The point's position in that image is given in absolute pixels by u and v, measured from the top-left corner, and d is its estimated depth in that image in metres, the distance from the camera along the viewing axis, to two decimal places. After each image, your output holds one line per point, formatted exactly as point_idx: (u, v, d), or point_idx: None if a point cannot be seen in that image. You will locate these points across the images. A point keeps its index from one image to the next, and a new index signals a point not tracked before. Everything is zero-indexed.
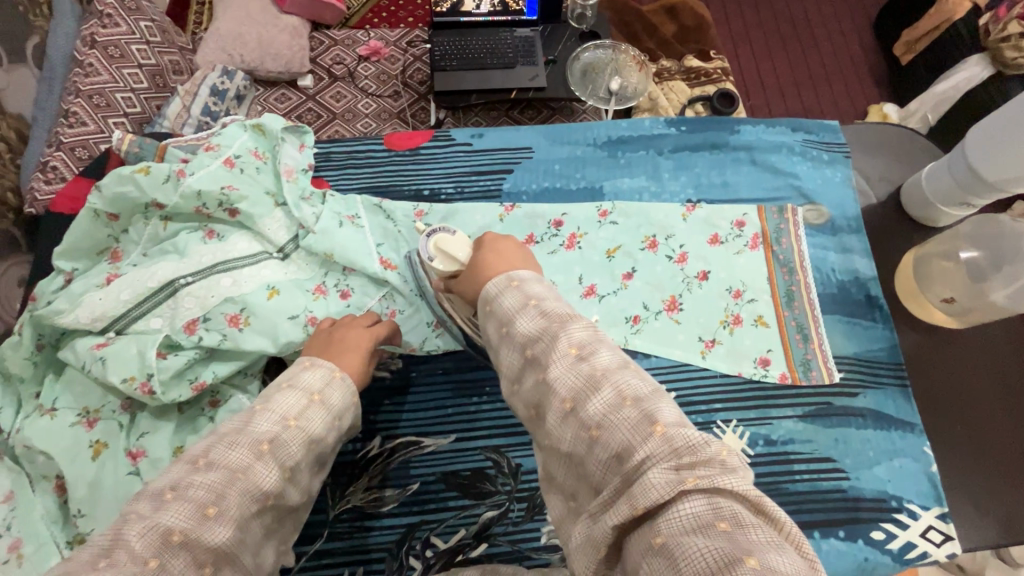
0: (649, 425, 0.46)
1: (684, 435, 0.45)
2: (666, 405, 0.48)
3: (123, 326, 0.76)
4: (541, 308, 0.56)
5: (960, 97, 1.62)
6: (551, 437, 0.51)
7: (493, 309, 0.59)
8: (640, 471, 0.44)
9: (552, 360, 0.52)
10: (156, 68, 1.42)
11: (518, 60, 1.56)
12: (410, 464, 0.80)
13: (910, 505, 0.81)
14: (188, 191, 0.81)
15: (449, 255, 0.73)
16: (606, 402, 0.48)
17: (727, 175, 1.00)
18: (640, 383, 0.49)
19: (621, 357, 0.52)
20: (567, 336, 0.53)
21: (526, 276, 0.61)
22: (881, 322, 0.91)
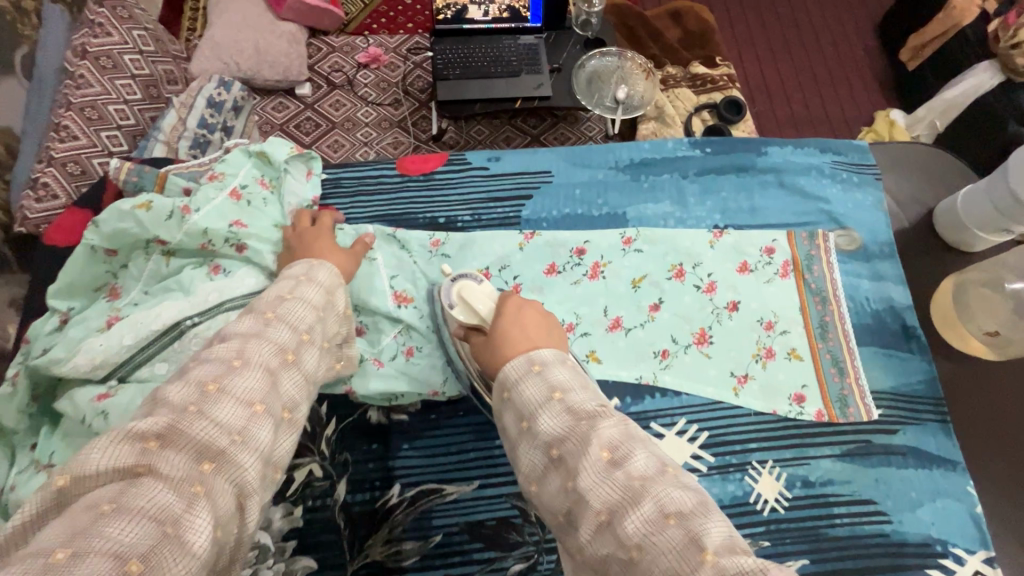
0: (697, 552, 0.41)
1: (736, 562, 0.40)
2: (712, 522, 0.43)
3: (127, 373, 0.70)
4: (567, 406, 0.52)
5: (970, 105, 1.56)
6: (585, 550, 0.47)
7: (512, 397, 0.55)
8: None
9: (583, 466, 0.48)
10: (149, 78, 1.35)
11: (522, 68, 1.50)
12: (432, 513, 0.76)
13: (956, 549, 0.77)
14: (193, 229, 0.77)
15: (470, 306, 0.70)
16: (647, 521, 0.44)
17: (754, 199, 0.96)
18: (683, 496, 0.45)
19: (657, 461, 0.48)
20: (597, 436, 0.49)
21: (549, 358, 0.56)
22: (919, 354, 0.88)
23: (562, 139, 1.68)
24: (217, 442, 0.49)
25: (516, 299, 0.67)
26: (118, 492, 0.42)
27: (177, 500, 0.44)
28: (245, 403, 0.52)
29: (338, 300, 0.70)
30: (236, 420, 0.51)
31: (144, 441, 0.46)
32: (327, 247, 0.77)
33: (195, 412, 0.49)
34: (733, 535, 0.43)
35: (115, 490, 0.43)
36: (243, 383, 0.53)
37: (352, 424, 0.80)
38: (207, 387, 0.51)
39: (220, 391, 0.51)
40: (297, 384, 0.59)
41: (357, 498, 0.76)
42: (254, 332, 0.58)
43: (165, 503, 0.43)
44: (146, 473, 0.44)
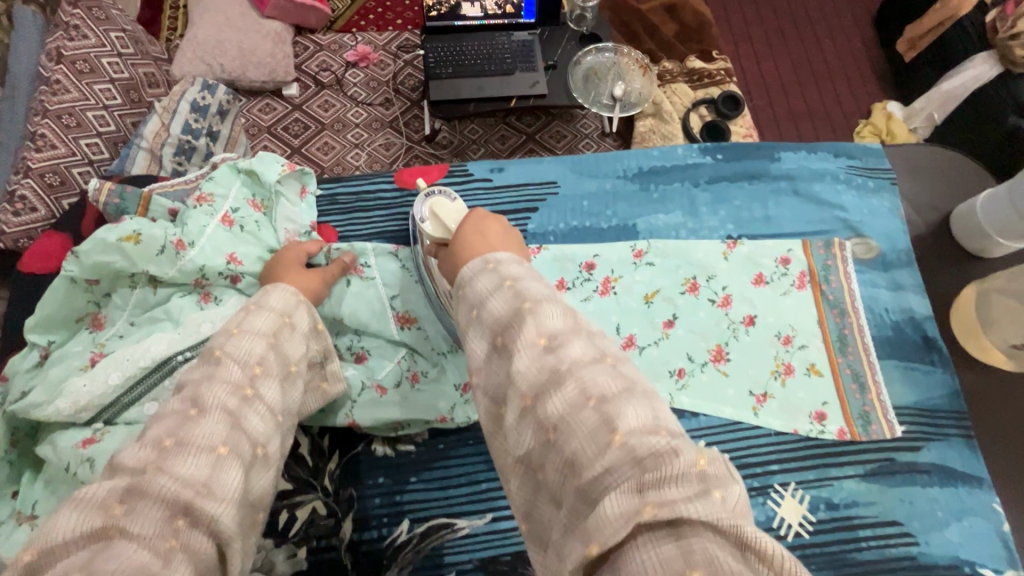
0: (608, 433, 0.39)
1: (646, 443, 0.38)
2: (633, 405, 0.40)
3: (113, 415, 0.65)
4: (518, 291, 0.47)
5: (968, 97, 1.54)
6: (510, 442, 0.44)
7: (464, 291, 0.50)
8: (597, 487, 0.38)
9: (516, 349, 0.44)
10: (130, 82, 1.28)
11: (516, 66, 1.45)
12: (443, 551, 0.72)
13: (985, 570, 0.75)
14: (189, 265, 0.73)
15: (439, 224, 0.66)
16: (567, 402, 0.41)
17: (768, 207, 0.93)
18: (609, 379, 0.42)
19: (596, 349, 0.44)
20: (538, 322, 0.45)
21: (505, 257, 0.51)
22: (941, 366, 0.85)
23: (557, 137, 1.63)
24: (184, 494, 0.45)
25: (483, 211, 0.62)
26: (91, 557, 0.39)
27: (152, 559, 0.41)
28: (207, 448, 0.49)
29: (297, 320, 0.67)
30: (199, 471, 0.47)
31: (109, 507, 0.43)
32: (292, 273, 0.75)
33: (154, 470, 0.46)
34: (655, 415, 0.40)
35: (87, 555, 0.40)
36: (201, 430, 0.49)
37: (359, 456, 0.77)
38: (164, 442, 0.48)
39: (178, 443, 0.48)
40: (263, 418, 0.55)
41: (365, 536, 0.72)
42: (205, 376, 0.54)
43: (142, 562, 0.40)
44: (119, 535, 0.42)
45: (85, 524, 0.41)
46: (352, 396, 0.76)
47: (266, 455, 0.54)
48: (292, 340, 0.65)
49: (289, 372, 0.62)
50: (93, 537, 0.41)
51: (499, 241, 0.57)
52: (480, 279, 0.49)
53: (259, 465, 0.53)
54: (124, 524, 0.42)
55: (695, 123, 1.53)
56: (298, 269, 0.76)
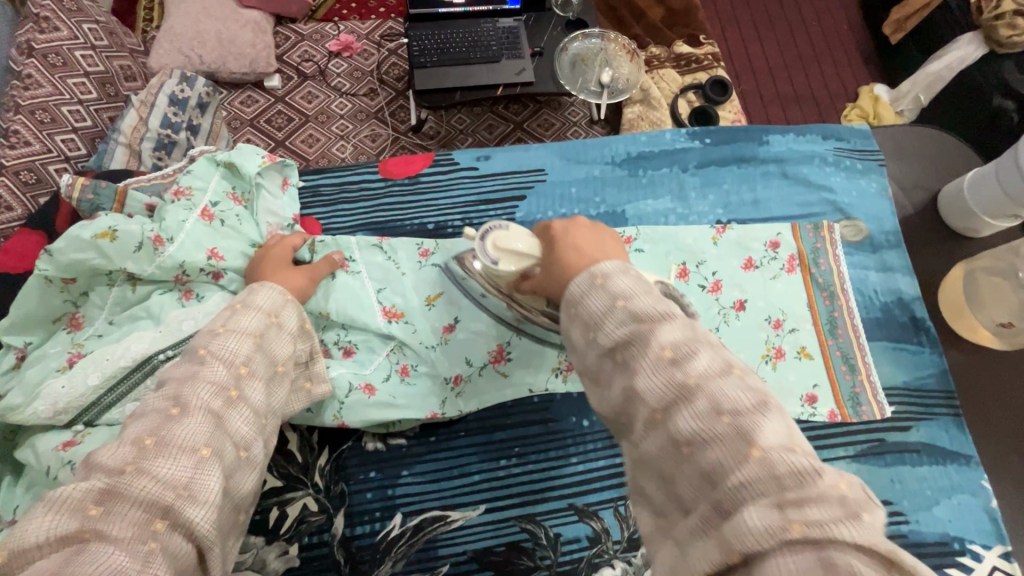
0: (745, 446, 0.38)
1: (789, 461, 0.36)
2: (769, 419, 0.39)
3: (94, 416, 0.64)
4: (633, 311, 0.45)
5: (955, 77, 1.53)
6: (638, 450, 0.43)
7: (577, 311, 0.48)
8: (733, 499, 0.37)
9: (642, 366, 0.42)
10: (105, 75, 1.24)
11: (502, 53, 1.42)
12: (436, 543, 0.71)
13: (973, 546, 0.76)
14: (168, 262, 0.71)
15: (511, 252, 0.65)
16: (698, 415, 0.40)
17: (757, 191, 0.92)
18: (741, 393, 0.40)
19: (723, 360, 0.42)
20: (658, 337, 0.43)
21: (612, 268, 0.48)
22: (929, 346, 0.86)
23: (546, 125, 1.61)
24: (165, 496, 0.45)
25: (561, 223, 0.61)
26: (65, 561, 0.39)
27: (131, 562, 0.41)
28: (188, 450, 0.48)
29: (286, 319, 0.65)
30: (180, 472, 0.47)
31: (85, 508, 0.43)
32: (275, 271, 0.73)
33: (133, 471, 0.46)
34: (789, 432, 0.39)
35: (61, 558, 0.39)
36: (184, 430, 0.49)
37: (347, 453, 0.75)
38: (144, 442, 0.48)
39: (159, 443, 0.48)
40: (248, 419, 0.54)
41: (357, 532, 0.71)
42: (188, 376, 0.53)
43: (119, 565, 0.40)
44: (93, 539, 0.41)
45: (60, 527, 0.41)
46: (340, 396, 0.74)
47: (250, 458, 0.54)
48: (281, 339, 0.63)
49: (277, 372, 0.61)
50: (66, 540, 0.41)
51: (593, 248, 0.56)
52: (592, 297, 0.47)
53: (244, 467, 0.53)
54: (100, 527, 0.42)
55: (684, 107, 1.50)
56: (285, 267, 0.74)
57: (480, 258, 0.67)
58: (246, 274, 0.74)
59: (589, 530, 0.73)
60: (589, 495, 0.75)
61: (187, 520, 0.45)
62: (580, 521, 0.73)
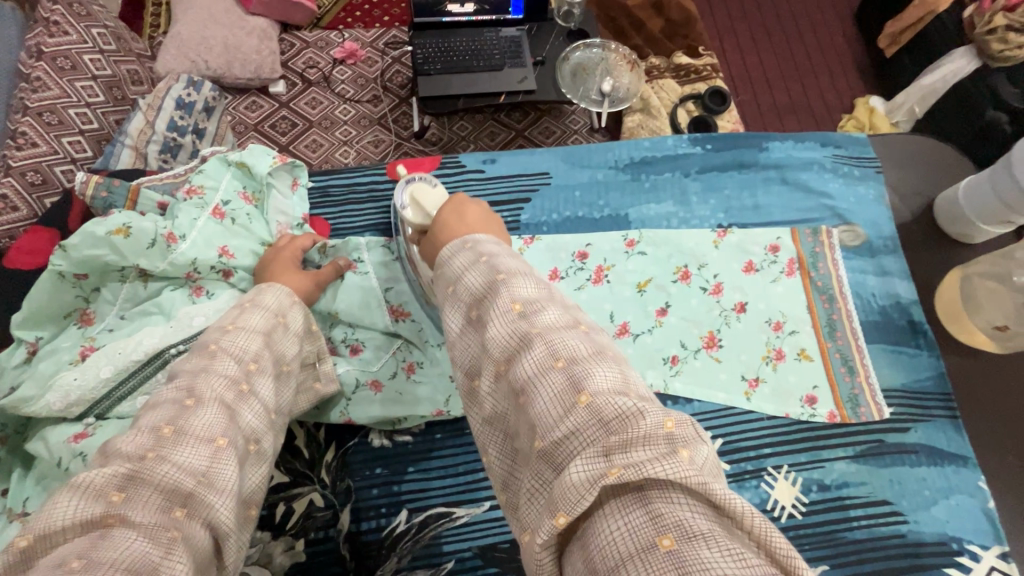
0: (573, 394, 0.39)
1: (612, 404, 0.37)
2: (601, 368, 0.40)
3: (106, 409, 0.65)
4: (491, 267, 0.49)
5: (949, 90, 1.56)
6: (486, 403, 0.45)
7: (442, 269, 0.52)
8: (564, 452, 0.38)
9: (492, 318, 0.45)
10: (113, 78, 1.25)
11: (505, 62, 1.45)
12: (442, 540, 0.72)
13: (971, 546, 0.77)
14: (180, 259, 0.72)
15: (420, 202, 0.71)
16: (537, 364, 0.41)
17: (758, 196, 0.94)
18: (578, 343, 0.42)
19: (570, 317, 0.45)
20: (510, 291, 0.46)
21: (482, 239, 0.53)
22: (926, 349, 0.87)
23: (547, 133, 1.63)
24: (185, 484, 0.46)
25: (462, 196, 0.63)
26: (89, 545, 0.39)
27: (154, 547, 0.41)
28: (206, 440, 0.49)
29: (291, 320, 0.66)
30: (199, 461, 0.47)
31: (108, 495, 0.43)
32: (287, 272, 0.74)
33: (154, 457, 0.46)
34: (623, 379, 0.40)
35: (86, 541, 0.39)
36: (201, 420, 0.50)
37: (354, 449, 0.76)
38: (162, 430, 0.48)
39: (177, 433, 0.48)
40: (259, 414, 0.55)
41: (363, 528, 0.72)
42: (201, 368, 0.54)
43: (142, 551, 0.40)
44: (117, 524, 0.41)
45: (84, 511, 0.41)
46: (347, 394, 0.76)
47: (259, 451, 0.55)
48: (287, 339, 0.64)
49: (284, 370, 0.63)
50: (92, 524, 0.41)
51: (480, 225, 0.57)
52: (459, 257, 0.52)
53: (252, 461, 0.54)
54: (123, 513, 0.42)
55: (684, 116, 1.55)
56: (294, 269, 0.75)
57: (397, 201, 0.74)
58: (258, 274, 0.75)
59: None
60: None
61: (206, 507, 0.46)
62: None
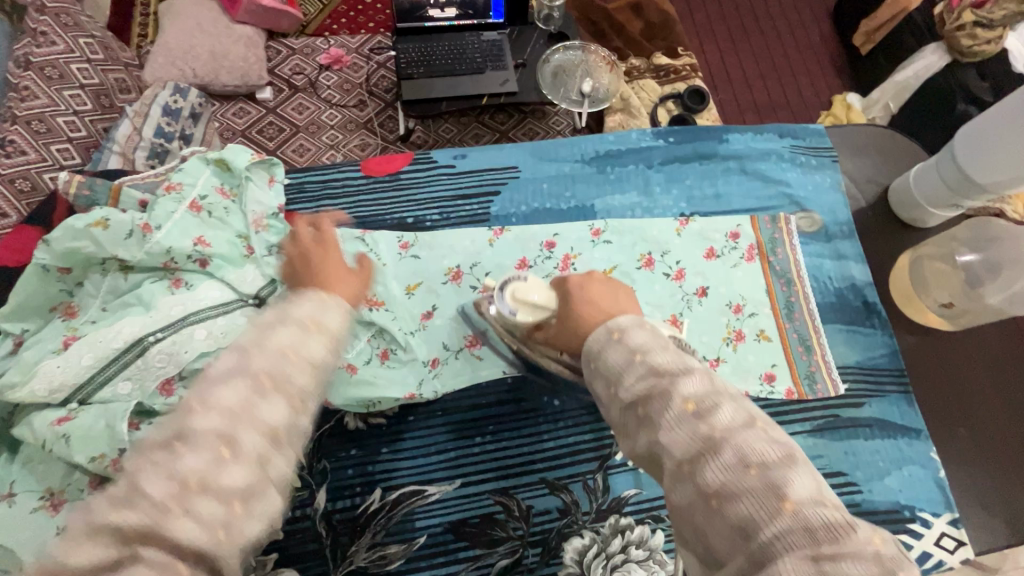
0: (777, 499, 0.38)
1: (821, 515, 0.37)
2: (798, 473, 0.40)
3: (87, 395, 0.68)
4: (651, 365, 0.48)
5: (920, 85, 1.61)
6: (668, 498, 0.44)
7: (598, 365, 0.52)
8: (767, 553, 0.37)
9: (667, 421, 0.44)
10: (100, 87, 1.29)
11: (486, 64, 1.49)
12: (414, 516, 0.75)
13: (923, 513, 0.81)
14: (156, 248, 0.75)
15: (528, 303, 0.73)
16: (725, 469, 0.41)
17: (718, 186, 0.98)
18: (767, 447, 0.41)
19: (747, 413, 0.43)
20: (679, 391, 0.45)
21: (627, 323, 0.53)
22: (880, 328, 0.91)
23: (530, 133, 1.67)
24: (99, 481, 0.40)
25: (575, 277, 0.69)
26: None
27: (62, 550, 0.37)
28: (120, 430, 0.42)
29: None
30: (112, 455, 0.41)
31: None
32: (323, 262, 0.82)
33: None
34: (818, 485, 0.40)
35: None
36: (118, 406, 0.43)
37: (329, 433, 0.79)
38: None
39: None
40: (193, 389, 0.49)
41: (337, 506, 0.75)
42: None
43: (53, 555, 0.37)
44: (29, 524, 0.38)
45: None
46: None
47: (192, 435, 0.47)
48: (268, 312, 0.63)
49: None
50: None
51: (605, 300, 0.63)
52: (611, 351, 0.52)
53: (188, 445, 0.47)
54: None
55: (665, 116, 1.58)
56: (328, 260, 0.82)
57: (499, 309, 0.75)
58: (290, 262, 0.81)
59: (559, 503, 0.77)
60: (559, 470, 0.79)
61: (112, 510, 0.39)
62: (551, 494, 0.78)
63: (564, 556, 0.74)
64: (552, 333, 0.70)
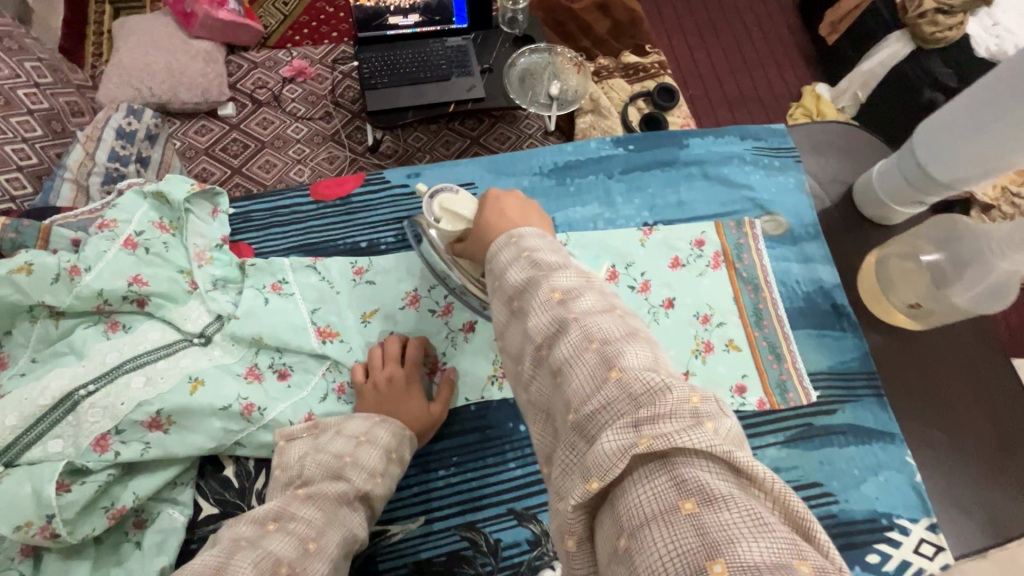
0: (604, 369, 0.39)
1: (643, 379, 0.37)
2: (635, 346, 0.40)
3: (14, 457, 0.63)
4: (534, 259, 0.48)
5: (888, 75, 1.60)
6: (529, 391, 0.45)
7: (490, 265, 0.51)
8: (594, 422, 0.37)
9: (533, 307, 0.45)
10: (50, 112, 1.23)
11: (452, 71, 1.46)
12: (378, 558, 0.72)
13: (901, 521, 0.79)
14: (86, 291, 0.71)
15: (453, 215, 0.69)
16: (572, 346, 0.41)
17: (681, 192, 0.96)
18: (612, 324, 0.42)
19: (608, 302, 0.44)
20: (549, 281, 0.45)
21: (527, 231, 0.52)
22: (850, 331, 0.89)
23: (502, 138, 1.64)
24: None
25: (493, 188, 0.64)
26: None
27: None
28: None
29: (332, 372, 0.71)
30: None
31: None
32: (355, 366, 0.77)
33: None
34: (654, 356, 0.41)
35: None
36: None
37: None
38: None
39: None
40: None
41: None
42: None
43: None
44: None
45: None
46: None
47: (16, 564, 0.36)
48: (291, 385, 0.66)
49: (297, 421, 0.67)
50: None
51: (518, 209, 0.59)
52: (505, 251, 0.51)
53: None
54: None
55: (636, 114, 1.54)
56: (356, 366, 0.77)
57: (425, 217, 0.72)
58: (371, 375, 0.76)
59: (529, 534, 0.74)
60: (528, 498, 0.77)
61: None
62: (520, 525, 0.75)
63: None
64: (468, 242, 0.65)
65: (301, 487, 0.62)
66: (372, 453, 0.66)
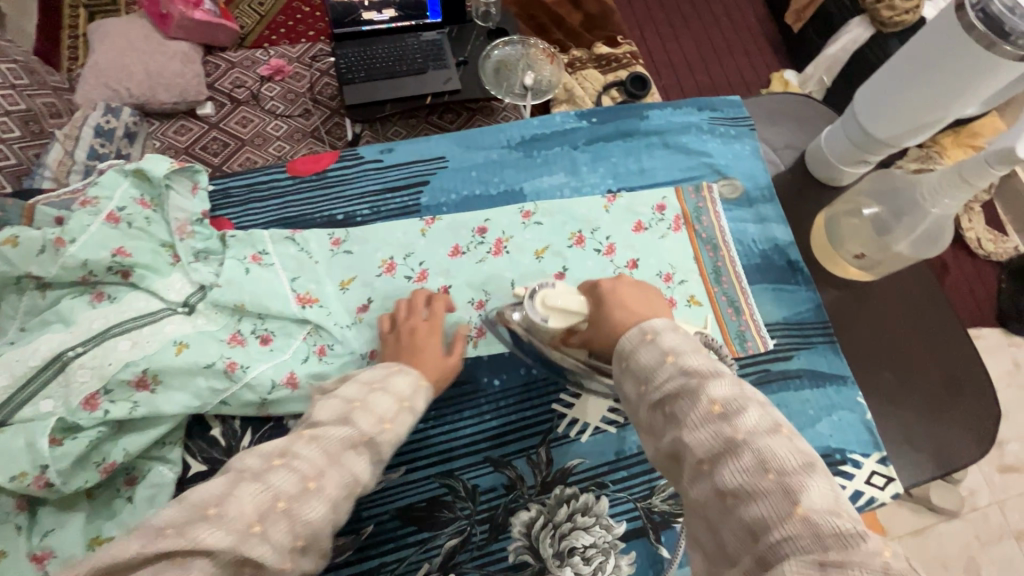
0: (790, 505, 0.40)
1: (833, 523, 0.38)
2: (815, 480, 0.41)
3: (8, 416, 0.67)
4: (682, 367, 0.50)
5: (850, 57, 1.66)
6: (688, 494, 0.46)
7: (630, 364, 0.54)
8: (776, 553, 0.39)
9: (692, 417, 0.46)
10: (28, 113, 1.25)
11: (427, 65, 1.49)
12: (360, 506, 0.76)
13: (853, 455, 0.85)
14: (71, 262, 0.74)
15: (561, 311, 0.66)
16: (746, 470, 0.42)
17: (642, 161, 1.01)
18: (789, 454, 0.42)
19: (772, 420, 0.45)
20: (708, 391, 0.47)
21: (661, 327, 0.54)
22: (804, 285, 0.95)
23: None
24: None
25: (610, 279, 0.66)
26: None
27: None
28: None
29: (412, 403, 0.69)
30: None
31: None
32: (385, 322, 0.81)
33: None
34: (837, 496, 0.41)
35: None
36: None
37: (269, 433, 0.78)
38: None
39: None
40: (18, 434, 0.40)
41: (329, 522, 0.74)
42: None
43: None
44: None
45: None
46: (262, 394, 0.76)
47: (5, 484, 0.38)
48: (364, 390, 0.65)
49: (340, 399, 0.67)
50: None
51: (644, 307, 0.61)
52: (642, 351, 0.53)
53: None
54: None
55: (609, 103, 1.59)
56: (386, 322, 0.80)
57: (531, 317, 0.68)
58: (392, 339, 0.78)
59: (505, 479, 0.79)
60: (503, 448, 0.81)
61: None
62: (496, 471, 0.79)
63: (512, 530, 0.76)
64: (586, 335, 0.65)
65: (308, 426, 0.59)
66: (384, 399, 0.63)
